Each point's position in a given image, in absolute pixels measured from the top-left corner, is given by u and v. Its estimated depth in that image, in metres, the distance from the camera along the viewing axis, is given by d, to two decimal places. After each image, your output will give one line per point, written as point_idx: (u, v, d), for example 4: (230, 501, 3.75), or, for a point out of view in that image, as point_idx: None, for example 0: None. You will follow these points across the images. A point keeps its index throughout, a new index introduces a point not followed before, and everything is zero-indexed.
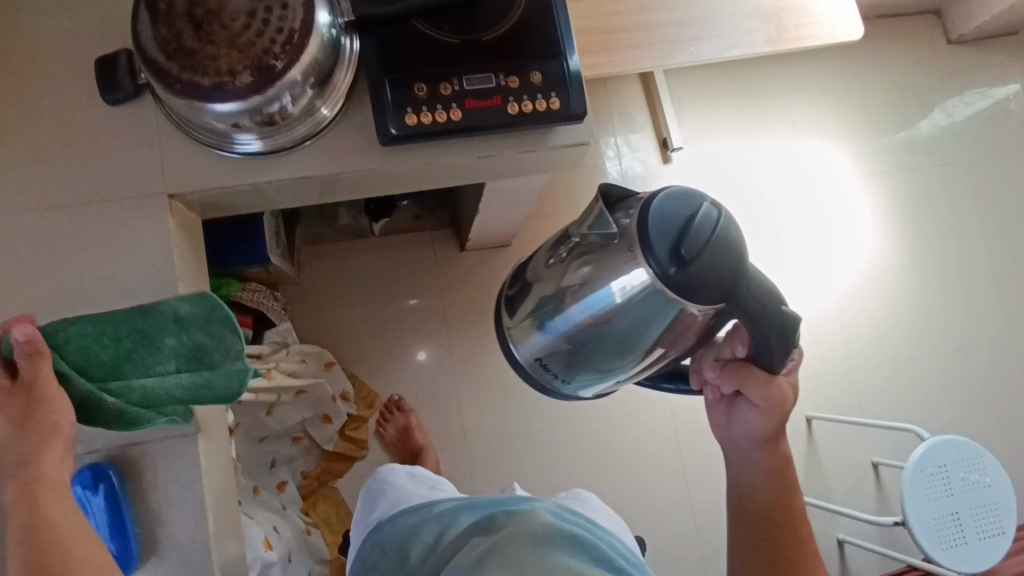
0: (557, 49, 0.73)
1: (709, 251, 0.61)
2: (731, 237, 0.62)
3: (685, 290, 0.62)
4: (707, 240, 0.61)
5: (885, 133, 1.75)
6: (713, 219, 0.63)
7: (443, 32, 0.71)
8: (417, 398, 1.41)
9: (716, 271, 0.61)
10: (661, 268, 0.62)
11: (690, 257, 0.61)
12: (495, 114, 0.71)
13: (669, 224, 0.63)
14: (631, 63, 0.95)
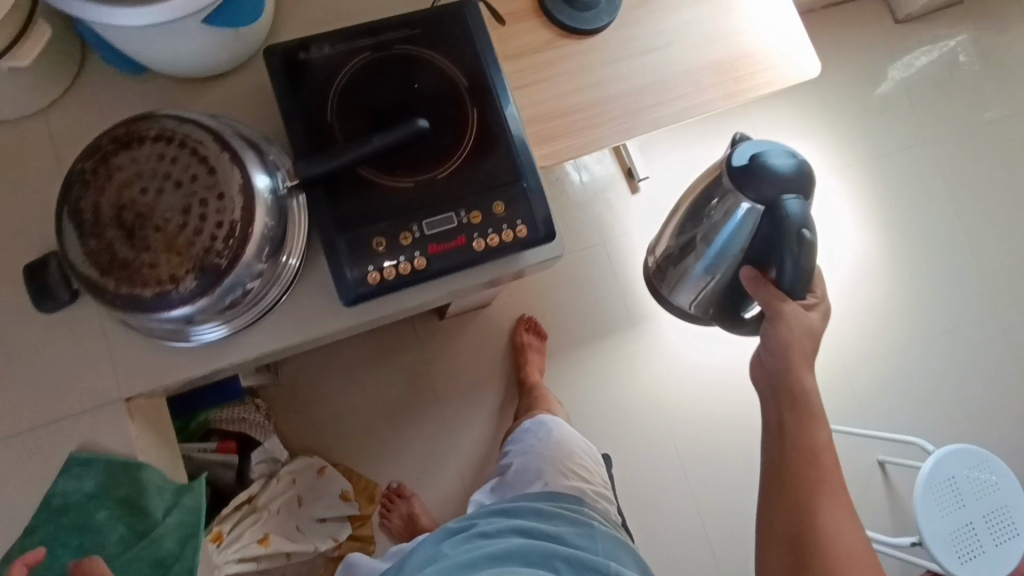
0: (516, 174, 0.69)
1: (776, 170, 0.80)
2: (795, 170, 0.79)
3: (751, 186, 0.81)
4: (775, 165, 0.80)
5: (848, 125, 1.72)
6: (796, 160, 0.81)
7: (394, 177, 0.66)
8: (419, 479, 1.37)
9: (766, 183, 0.79)
10: (731, 173, 0.82)
11: (756, 170, 0.80)
12: (461, 255, 0.67)
13: (754, 153, 0.83)
14: (587, 145, 0.92)
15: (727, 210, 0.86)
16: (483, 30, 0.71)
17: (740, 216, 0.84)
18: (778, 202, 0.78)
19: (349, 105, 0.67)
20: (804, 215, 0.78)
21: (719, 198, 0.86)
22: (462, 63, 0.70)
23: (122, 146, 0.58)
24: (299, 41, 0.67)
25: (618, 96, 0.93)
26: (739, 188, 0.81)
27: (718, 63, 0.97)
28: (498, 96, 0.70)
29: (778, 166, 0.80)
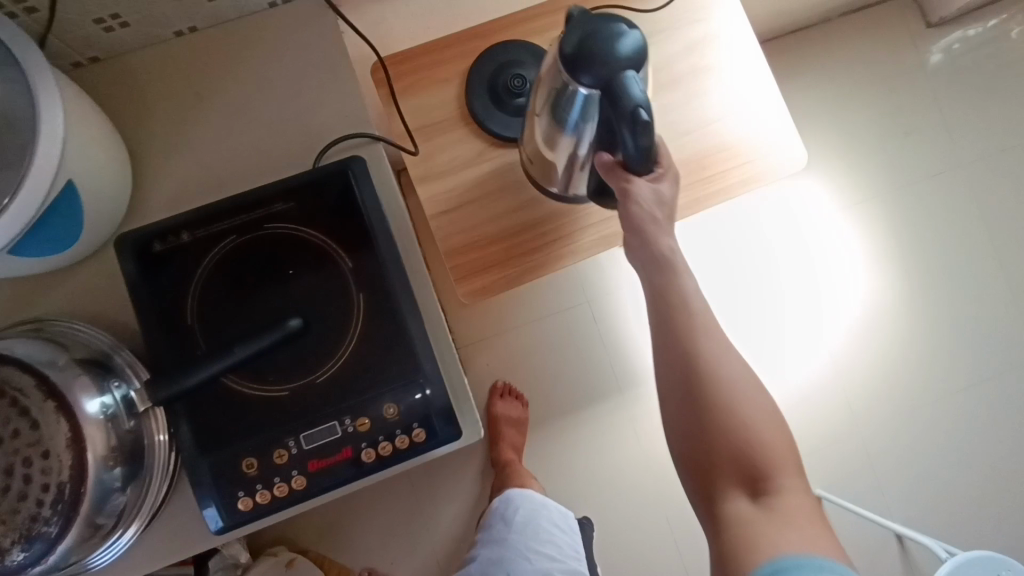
0: (410, 371, 0.59)
1: (611, 52, 0.54)
2: (637, 45, 0.55)
3: (584, 78, 0.56)
4: (610, 45, 0.54)
5: (882, 148, 1.45)
6: (636, 31, 0.55)
7: (268, 384, 0.59)
8: (393, 565, 1.31)
9: (600, 60, 0.54)
10: (562, 60, 0.57)
11: (587, 50, 0.55)
12: (346, 471, 0.59)
13: (579, 23, 0.56)
14: (529, 270, 0.77)
15: (567, 108, 0.61)
16: (373, 194, 0.60)
17: (582, 108, 0.60)
18: (615, 89, 0.54)
19: (213, 304, 0.58)
20: (644, 94, 0.54)
21: (562, 111, 0.62)
22: (345, 239, 0.59)
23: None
24: (155, 229, 0.58)
25: (563, 211, 0.78)
26: (572, 74, 0.56)
27: (686, 160, 0.80)
28: (389, 276, 0.59)
29: (612, 40, 0.55)
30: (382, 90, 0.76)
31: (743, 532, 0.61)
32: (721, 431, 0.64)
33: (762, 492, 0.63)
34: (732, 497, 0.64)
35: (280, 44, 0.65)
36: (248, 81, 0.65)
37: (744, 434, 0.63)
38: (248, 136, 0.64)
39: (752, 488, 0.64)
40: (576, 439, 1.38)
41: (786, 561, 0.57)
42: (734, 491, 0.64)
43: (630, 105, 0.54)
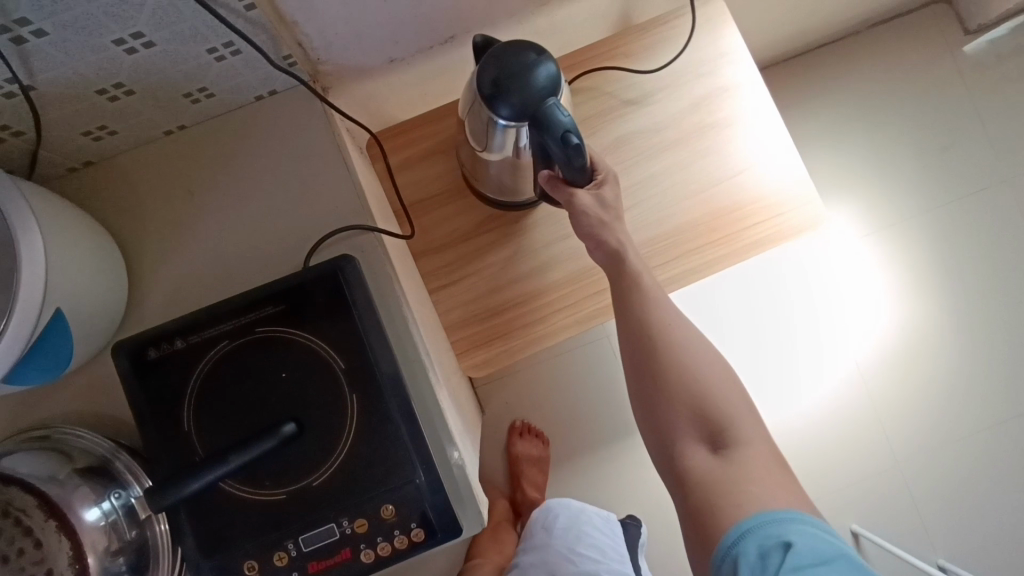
0: (407, 467, 0.57)
1: (530, 87, 0.56)
2: (547, 70, 0.56)
3: (509, 114, 0.57)
4: (527, 81, 0.56)
5: (906, 170, 1.41)
6: (549, 62, 0.57)
7: (264, 488, 0.57)
8: None
9: (513, 88, 0.56)
10: (482, 98, 0.58)
11: (506, 87, 0.56)
12: (346, 573, 0.56)
13: (493, 62, 0.57)
14: (534, 340, 0.75)
15: (496, 137, 0.62)
16: (364, 291, 0.59)
17: (514, 137, 0.61)
18: (540, 118, 0.55)
19: (208, 409, 0.57)
20: (570, 117, 0.56)
21: (491, 140, 0.62)
22: (336, 340, 0.58)
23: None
24: (149, 336, 0.58)
25: (569, 279, 0.76)
26: (490, 106, 0.57)
27: (701, 218, 0.77)
28: (382, 372, 0.58)
29: (529, 75, 0.56)
30: (378, 164, 0.76)
31: (707, 484, 0.62)
32: (678, 403, 0.65)
33: (722, 442, 0.64)
34: (693, 457, 0.64)
35: (269, 137, 0.65)
36: (239, 176, 0.65)
37: (695, 397, 0.65)
38: (242, 230, 0.64)
39: (711, 439, 0.64)
40: (607, 471, 1.23)
41: (750, 516, 0.57)
42: (694, 444, 0.65)
43: (557, 134, 0.55)
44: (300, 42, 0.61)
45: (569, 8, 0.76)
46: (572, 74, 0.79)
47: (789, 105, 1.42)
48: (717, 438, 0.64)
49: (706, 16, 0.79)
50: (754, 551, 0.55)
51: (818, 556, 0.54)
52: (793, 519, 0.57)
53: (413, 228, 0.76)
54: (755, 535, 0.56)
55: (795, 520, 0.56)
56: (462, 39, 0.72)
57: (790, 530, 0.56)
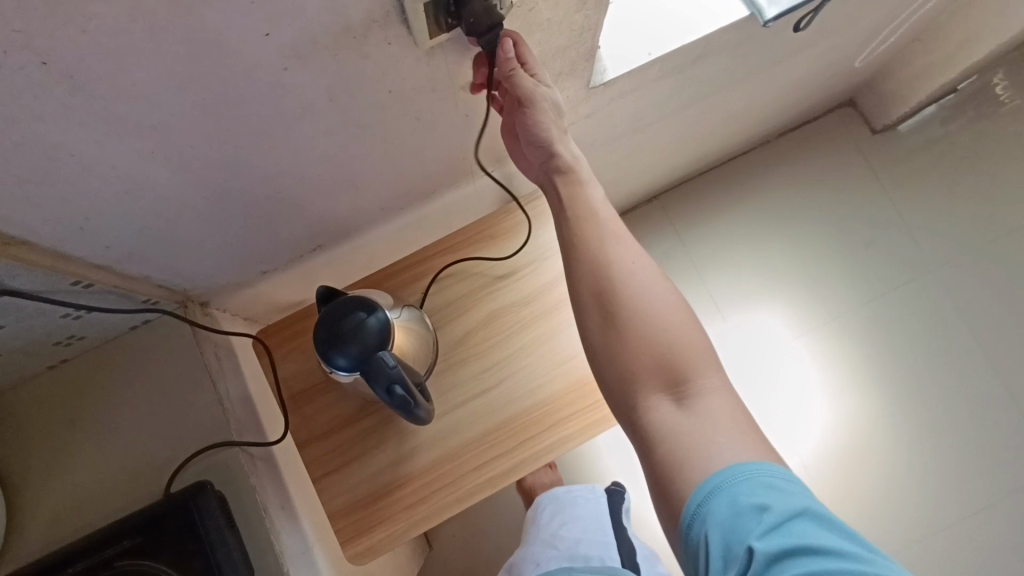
0: None
1: (362, 344, 0.61)
2: (377, 326, 0.62)
3: (342, 368, 0.62)
4: (357, 339, 0.61)
5: (831, 269, 1.43)
6: (378, 316, 0.63)
7: None
8: None
9: (346, 348, 0.61)
10: (318, 352, 0.62)
11: (338, 348, 0.61)
12: None
13: (327, 321, 0.62)
14: (414, 523, 0.77)
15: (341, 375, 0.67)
16: (217, 519, 0.64)
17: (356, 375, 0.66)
18: (369, 372, 0.61)
19: None
20: (398, 368, 0.61)
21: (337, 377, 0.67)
22: (191, 568, 0.62)
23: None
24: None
25: (446, 458, 0.79)
26: (326, 360, 0.62)
27: (568, 387, 0.80)
28: None
29: (359, 333, 0.61)
30: (263, 360, 0.81)
31: (672, 439, 0.56)
32: (629, 345, 0.60)
33: (682, 390, 0.58)
34: (656, 406, 0.58)
35: (143, 364, 0.71)
36: (115, 403, 0.70)
37: (646, 338, 0.59)
38: (119, 454, 0.69)
39: (667, 382, 0.58)
40: None
41: (720, 470, 0.53)
42: (652, 388, 0.59)
43: (386, 385, 0.61)
44: (161, 286, 0.67)
45: (430, 204, 0.83)
46: (444, 259, 0.85)
47: (710, 211, 1.47)
48: (672, 386, 0.58)
49: None
50: (724, 511, 0.50)
51: (790, 512, 0.50)
52: (766, 476, 0.52)
53: (298, 419, 0.80)
54: (723, 493, 0.51)
55: (765, 473, 0.52)
56: (328, 246, 0.79)
57: (764, 487, 0.51)
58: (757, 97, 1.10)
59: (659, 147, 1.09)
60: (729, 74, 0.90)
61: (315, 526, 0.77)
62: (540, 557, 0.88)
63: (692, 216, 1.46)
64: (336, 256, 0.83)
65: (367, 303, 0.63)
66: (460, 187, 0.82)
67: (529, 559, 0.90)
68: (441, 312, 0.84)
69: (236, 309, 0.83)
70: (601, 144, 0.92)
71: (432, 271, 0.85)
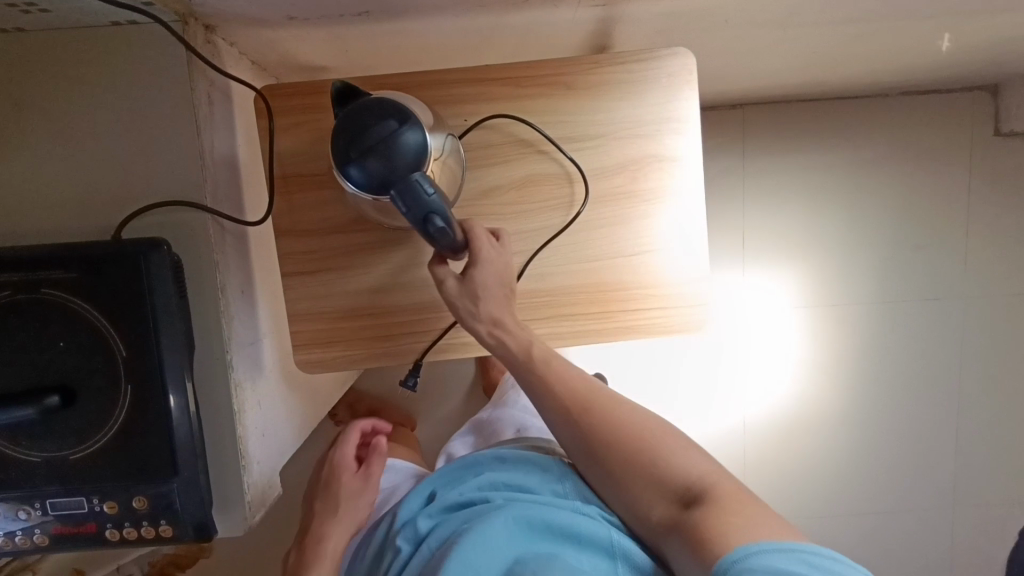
0: (168, 470, 0.56)
1: (392, 165, 0.50)
2: (408, 141, 0.50)
3: (364, 189, 0.51)
4: (386, 158, 0.49)
5: (869, 257, 1.32)
6: (412, 130, 0.50)
7: (21, 448, 0.56)
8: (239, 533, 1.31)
9: (371, 166, 0.50)
10: (335, 164, 0.51)
11: (360, 162, 0.49)
12: (88, 544, 0.58)
13: (348, 125, 0.50)
14: (370, 354, 0.72)
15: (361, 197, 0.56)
16: (166, 285, 0.56)
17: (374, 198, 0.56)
18: (400, 195, 0.50)
19: None
20: (435, 193, 0.51)
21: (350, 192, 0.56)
22: (123, 322, 0.55)
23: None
24: None
25: (431, 305, 0.72)
26: (346, 178, 0.51)
27: (582, 287, 0.72)
28: (164, 369, 0.55)
29: (388, 150, 0.49)
30: (262, 122, 0.69)
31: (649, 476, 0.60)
32: (641, 481, 0.61)
33: (691, 496, 0.59)
34: (650, 500, 0.61)
35: (117, 72, 0.57)
36: (74, 105, 0.57)
37: (659, 465, 0.61)
38: (64, 167, 0.57)
39: (681, 500, 0.59)
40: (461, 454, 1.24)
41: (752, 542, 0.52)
42: (657, 497, 0.61)
43: (421, 215, 0.52)
44: None
45: (513, 16, 0.66)
46: (503, 89, 0.70)
47: (780, 145, 1.30)
48: (684, 493, 0.59)
49: (668, 73, 0.70)
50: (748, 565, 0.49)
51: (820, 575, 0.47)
52: (811, 553, 0.50)
53: (283, 203, 0.70)
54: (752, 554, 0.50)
55: (805, 551, 0.50)
56: (379, 17, 0.63)
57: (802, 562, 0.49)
58: (916, 45, 0.90)
59: (781, 56, 0.89)
60: (921, 5, 0.71)
61: (271, 319, 0.72)
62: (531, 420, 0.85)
63: (760, 142, 1.30)
64: (381, 32, 0.67)
65: (397, 109, 0.51)
66: (556, 7, 0.65)
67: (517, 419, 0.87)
68: (478, 150, 0.71)
69: (245, 48, 0.68)
70: (732, 24, 0.74)
71: (484, 97, 0.70)
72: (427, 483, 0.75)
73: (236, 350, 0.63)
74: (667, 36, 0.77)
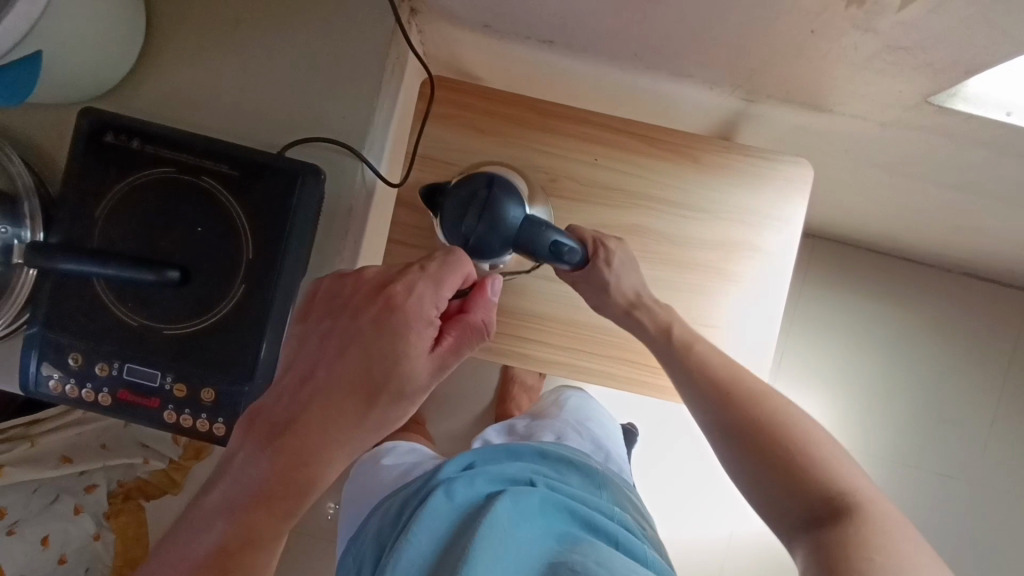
0: (246, 372, 0.59)
1: (503, 224, 0.62)
2: (502, 199, 0.62)
3: (489, 251, 0.63)
4: (497, 219, 0.61)
5: (902, 419, 1.26)
6: (498, 195, 0.62)
7: (125, 309, 0.60)
8: None
9: (486, 236, 0.62)
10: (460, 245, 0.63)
11: (478, 228, 0.62)
12: (144, 418, 0.60)
13: (456, 204, 0.63)
14: None
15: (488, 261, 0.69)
16: (308, 207, 0.60)
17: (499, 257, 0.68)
18: (522, 243, 0.62)
19: (124, 215, 0.59)
20: (542, 223, 0.63)
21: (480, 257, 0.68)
22: (259, 227, 0.59)
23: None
24: (118, 121, 0.59)
25: (510, 310, 0.76)
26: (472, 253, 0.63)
27: None
28: (278, 281, 0.60)
29: (495, 212, 0.61)
30: (421, 104, 0.76)
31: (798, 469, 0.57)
32: (785, 465, 0.57)
33: (831, 508, 0.54)
34: (786, 497, 0.57)
35: (332, 24, 0.64)
36: (286, 37, 0.64)
37: (806, 464, 0.57)
38: (256, 83, 0.64)
39: (814, 516, 0.55)
40: None
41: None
42: (793, 496, 0.56)
43: (545, 242, 0.63)
44: None
45: (667, 85, 0.73)
46: (637, 144, 0.77)
47: (846, 283, 1.26)
48: (821, 508, 0.54)
49: (783, 176, 0.77)
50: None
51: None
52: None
53: (412, 179, 0.76)
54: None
55: None
56: (557, 48, 0.70)
57: None
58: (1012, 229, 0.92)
59: (878, 200, 0.94)
60: None
61: None
62: (563, 432, 0.85)
63: (827, 279, 1.26)
64: (548, 63, 0.75)
65: (478, 183, 0.63)
66: (708, 90, 0.72)
67: (547, 428, 0.87)
68: (597, 190, 0.77)
69: (429, 40, 0.77)
70: (848, 154, 0.81)
71: (617, 146, 0.77)
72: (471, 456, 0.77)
73: None
74: (785, 147, 0.84)
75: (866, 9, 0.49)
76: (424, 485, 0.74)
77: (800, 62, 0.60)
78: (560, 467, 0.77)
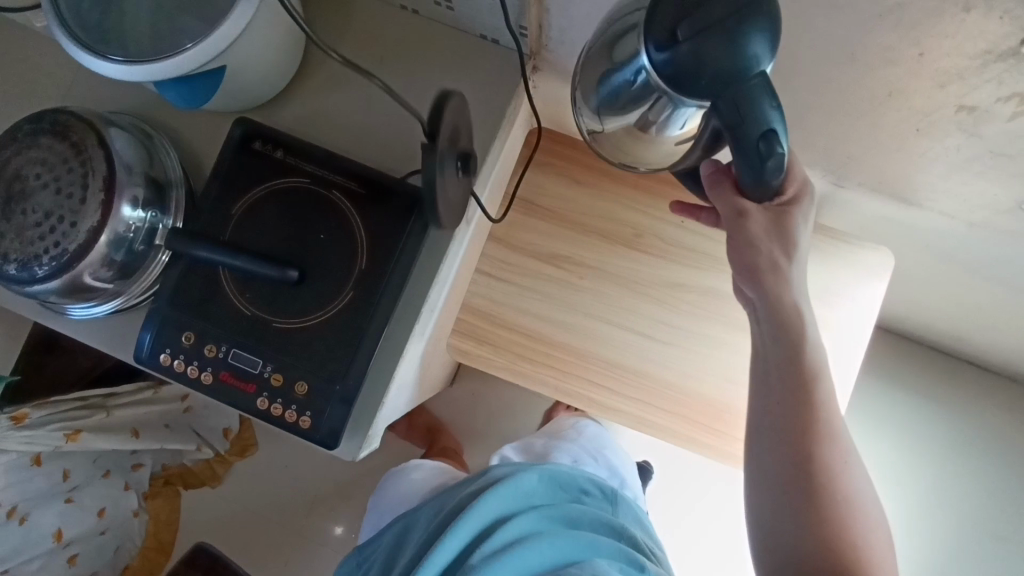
0: (340, 373, 0.64)
1: (734, 50, 0.40)
2: (756, 30, 0.40)
3: (689, 87, 0.42)
4: (734, 39, 0.40)
5: (966, 530, 1.16)
6: (760, 31, 0.40)
7: (241, 298, 0.65)
8: (248, 482, 1.32)
9: (702, 61, 0.40)
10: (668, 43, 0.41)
11: (700, 41, 0.40)
12: (238, 401, 0.64)
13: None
14: (512, 368, 0.79)
15: (632, 89, 0.48)
16: (420, 229, 0.66)
17: (670, 112, 0.47)
18: (741, 104, 0.41)
19: (255, 215, 0.66)
20: (775, 110, 0.42)
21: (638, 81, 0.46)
22: (374, 241, 0.65)
23: (49, 129, 0.61)
24: (267, 132, 0.67)
25: (581, 353, 0.79)
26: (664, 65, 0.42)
27: (710, 401, 0.78)
28: (383, 292, 0.64)
29: (743, 30, 0.40)
30: (525, 150, 0.82)
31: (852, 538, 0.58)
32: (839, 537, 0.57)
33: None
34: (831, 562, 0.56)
35: (464, 71, 0.71)
36: (420, 77, 0.71)
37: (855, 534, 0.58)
38: (387, 113, 0.70)
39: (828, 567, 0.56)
40: None
41: None
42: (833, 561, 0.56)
43: (761, 125, 0.41)
44: (540, 25, 0.67)
45: None
46: None
47: (912, 379, 1.22)
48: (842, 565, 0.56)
49: (860, 261, 0.79)
50: None
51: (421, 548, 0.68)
52: None
53: (506, 217, 0.81)
54: None
55: None
56: None
57: None
58: None
59: (953, 298, 0.94)
60: None
61: (447, 300, 0.80)
62: (580, 458, 0.90)
63: (888, 373, 1.23)
64: None
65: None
66: (800, 171, 0.75)
67: (567, 451, 0.91)
68: (677, 252, 0.81)
69: (540, 95, 0.83)
70: (929, 248, 0.82)
71: None
72: (492, 472, 0.83)
73: (429, 310, 0.70)
74: (864, 234, 0.86)
75: (974, 115, 0.52)
76: (453, 500, 0.81)
77: (896, 155, 0.64)
78: (572, 480, 0.84)
